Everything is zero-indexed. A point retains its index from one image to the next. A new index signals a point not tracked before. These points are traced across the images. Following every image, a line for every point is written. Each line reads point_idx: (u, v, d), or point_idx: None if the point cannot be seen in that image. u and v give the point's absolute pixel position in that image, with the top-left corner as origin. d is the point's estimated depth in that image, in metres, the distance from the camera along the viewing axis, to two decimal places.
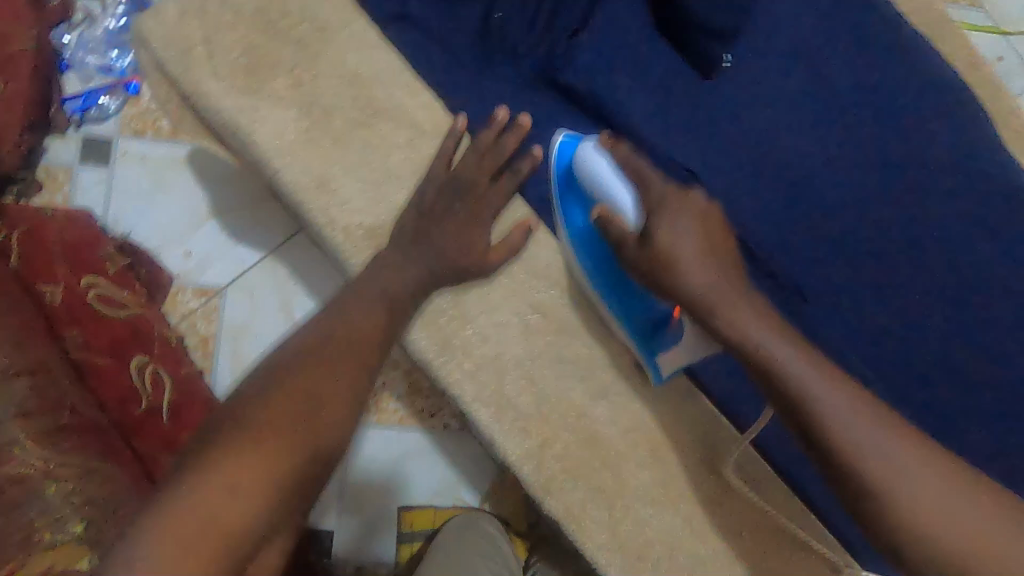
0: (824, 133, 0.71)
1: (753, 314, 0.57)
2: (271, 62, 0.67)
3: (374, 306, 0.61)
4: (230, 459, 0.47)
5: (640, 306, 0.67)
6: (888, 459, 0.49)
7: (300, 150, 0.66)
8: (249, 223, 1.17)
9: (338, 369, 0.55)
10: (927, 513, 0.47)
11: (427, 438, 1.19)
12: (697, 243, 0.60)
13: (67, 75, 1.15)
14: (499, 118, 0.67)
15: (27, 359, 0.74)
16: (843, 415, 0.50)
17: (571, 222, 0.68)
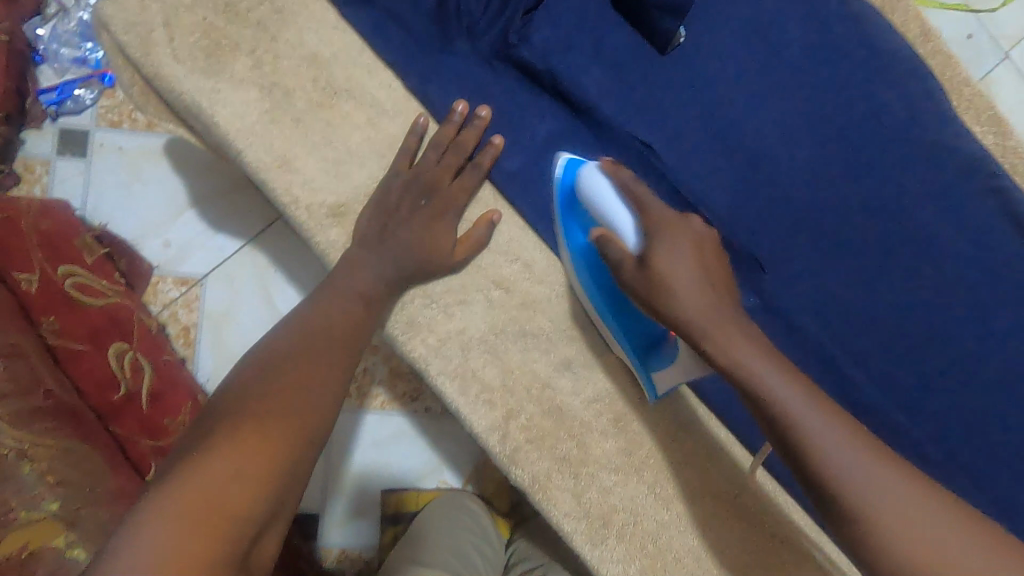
0: (780, 106, 0.72)
1: (744, 338, 0.56)
2: (232, 44, 0.67)
3: (342, 293, 0.63)
4: (227, 445, 0.49)
5: (637, 324, 0.67)
6: (874, 487, 0.50)
7: (263, 131, 0.67)
8: (227, 212, 1.18)
9: (316, 361, 0.59)
10: (915, 540, 0.48)
11: (410, 422, 1.21)
12: (687, 260, 0.60)
13: (42, 67, 1.15)
14: (461, 111, 0.68)
15: (2, 342, 0.73)
16: (816, 426, 0.52)
17: (572, 241, 0.68)
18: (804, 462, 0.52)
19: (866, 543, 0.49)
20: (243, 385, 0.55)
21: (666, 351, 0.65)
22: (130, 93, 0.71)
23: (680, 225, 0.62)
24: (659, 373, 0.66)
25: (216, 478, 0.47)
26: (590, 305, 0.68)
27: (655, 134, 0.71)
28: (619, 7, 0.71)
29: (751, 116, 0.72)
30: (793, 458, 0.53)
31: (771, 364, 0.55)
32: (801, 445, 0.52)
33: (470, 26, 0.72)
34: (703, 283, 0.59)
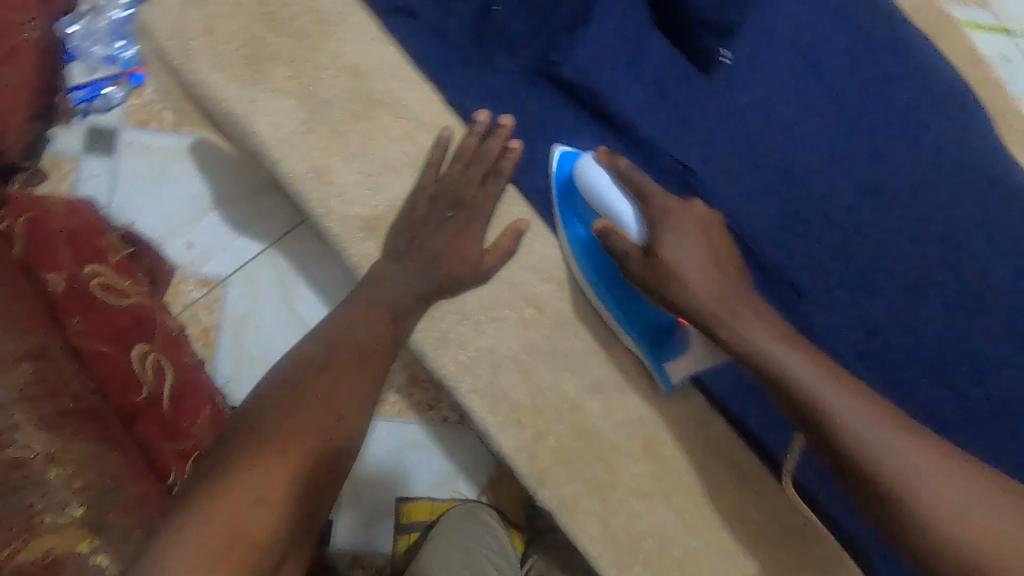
0: (822, 131, 0.71)
1: (755, 319, 0.60)
2: (273, 53, 0.67)
3: (370, 308, 0.63)
4: (262, 457, 0.50)
5: (646, 313, 0.67)
6: (881, 442, 0.53)
7: (300, 141, 0.67)
8: (251, 214, 1.18)
9: (345, 376, 0.58)
10: (915, 487, 0.52)
11: (426, 430, 1.20)
12: (692, 246, 0.62)
13: (74, 64, 1.16)
14: (482, 122, 0.66)
15: (27, 345, 0.72)
16: (842, 407, 0.55)
17: (573, 233, 0.68)
18: (834, 443, 0.55)
19: (899, 515, 0.52)
20: (268, 399, 0.55)
21: (678, 339, 0.66)
22: (168, 99, 0.71)
23: (684, 208, 0.63)
24: (673, 362, 0.66)
25: (257, 485, 0.48)
26: (597, 300, 0.68)
27: (695, 153, 0.70)
28: (660, 22, 0.71)
29: (792, 138, 0.71)
30: (808, 426, 0.56)
31: (784, 339, 0.59)
32: (831, 426, 0.54)
33: (511, 41, 0.70)
34: (708, 266, 0.62)
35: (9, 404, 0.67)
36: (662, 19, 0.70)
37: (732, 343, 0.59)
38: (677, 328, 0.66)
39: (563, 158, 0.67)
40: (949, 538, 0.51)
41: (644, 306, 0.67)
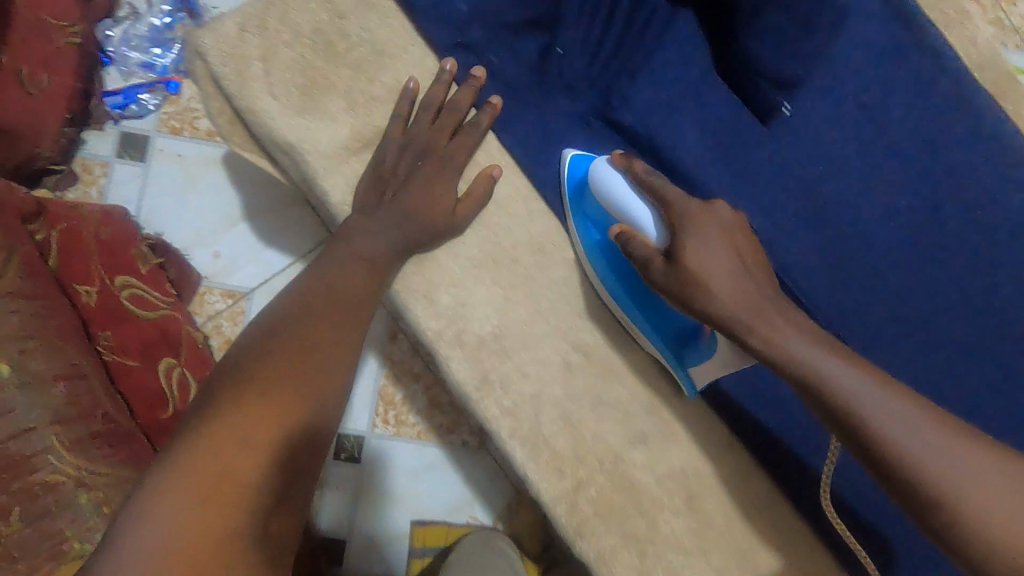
0: (880, 188, 0.70)
1: (784, 322, 0.55)
2: (329, 82, 0.66)
3: (354, 268, 0.62)
4: (242, 414, 0.51)
5: (668, 319, 0.65)
6: (933, 449, 0.49)
7: (349, 172, 0.66)
8: (279, 228, 1.17)
9: (324, 331, 0.58)
10: (975, 495, 0.47)
11: (445, 454, 1.19)
12: (718, 249, 0.58)
13: (109, 69, 1.14)
14: (449, 70, 0.65)
15: (64, 364, 0.71)
16: (876, 406, 0.50)
17: (589, 239, 0.67)
18: (869, 448, 0.50)
19: (945, 522, 0.48)
20: (247, 358, 0.55)
21: (702, 343, 0.63)
22: (215, 120, 0.70)
23: (706, 211, 0.59)
24: (698, 368, 0.64)
25: (230, 440, 0.49)
26: (618, 308, 0.66)
27: (751, 205, 0.68)
28: (723, 74, 0.69)
29: (850, 195, 0.70)
30: (853, 439, 0.51)
31: (815, 340, 0.54)
32: (865, 429, 0.50)
33: (571, 82, 0.70)
34: (735, 268, 0.57)
35: (42, 426, 0.66)
36: (726, 70, 0.68)
37: (761, 347, 0.55)
38: (701, 333, 0.63)
39: (575, 163, 0.66)
40: (1002, 543, 0.47)
41: (666, 311, 0.65)
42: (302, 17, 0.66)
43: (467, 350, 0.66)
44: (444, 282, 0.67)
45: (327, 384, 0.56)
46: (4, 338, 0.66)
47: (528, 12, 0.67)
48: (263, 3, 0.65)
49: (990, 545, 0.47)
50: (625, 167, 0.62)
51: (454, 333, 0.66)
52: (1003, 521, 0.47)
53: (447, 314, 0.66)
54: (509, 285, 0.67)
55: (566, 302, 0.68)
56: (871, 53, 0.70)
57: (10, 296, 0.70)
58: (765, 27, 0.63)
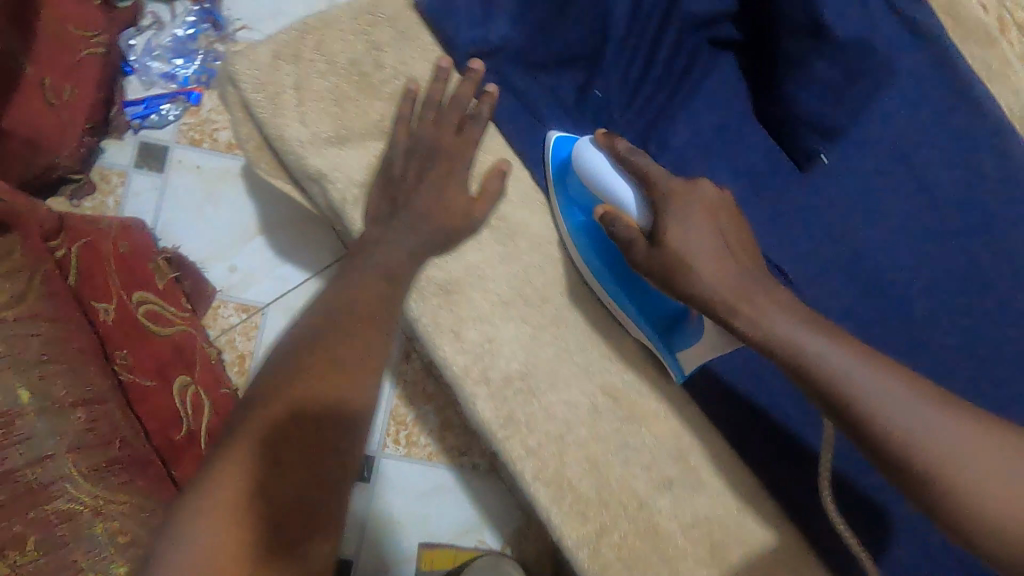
0: (921, 239, 0.68)
1: (774, 304, 0.54)
2: (363, 111, 0.65)
3: (374, 281, 0.59)
4: (275, 436, 0.49)
5: (656, 304, 0.65)
6: (927, 427, 0.47)
7: (384, 202, 0.63)
8: (297, 244, 1.16)
9: (353, 337, 0.55)
10: (972, 472, 0.46)
11: (455, 476, 1.17)
12: (701, 228, 0.57)
13: (131, 78, 1.14)
14: (447, 69, 0.63)
15: (83, 388, 0.70)
16: (874, 390, 0.49)
17: (575, 223, 0.66)
18: (870, 434, 0.49)
19: (953, 509, 0.47)
20: (269, 379, 0.53)
21: (688, 331, 0.62)
22: (243, 148, 0.68)
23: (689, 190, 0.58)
24: (685, 352, 0.63)
25: (261, 465, 0.48)
26: (604, 292, 0.67)
27: (787, 249, 0.67)
28: (761, 116, 0.69)
29: (890, 243, 0.68)
30: (845, 420, 0.50)
31: (806, 320, 0.53)
32: (863, 414, 0.49)
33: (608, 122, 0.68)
34: (719, 250, 0.57)
35: (60, 453, 0.65)
36: (766, 113, 0.69)
37: (750, 330, 0.54)
38: (687, 319, 0.63)
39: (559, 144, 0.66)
40: (1009, 525, 0.45)
41: (653, 296, 0.65)
42: (338, 46, 0.65)
43: (493, 388, 0.65)
44: (472, 317, 0.65)
45: (357, 400, 0.53)
46: (25, 363, 0.66)
47: (566, 46, 0.66)
48: (299, 30, 0.64)
49: (990, 524, 0.45)
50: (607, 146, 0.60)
51: (481, 370, 0.65)
52: (1002, 498, 0.45)
53: (474, 349, 0.65)
54: (538, 322, 0.66)
55: (594, 342, 0.68)
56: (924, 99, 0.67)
57: (33, 318, 0.69)
58: (806, 77, 0.63)
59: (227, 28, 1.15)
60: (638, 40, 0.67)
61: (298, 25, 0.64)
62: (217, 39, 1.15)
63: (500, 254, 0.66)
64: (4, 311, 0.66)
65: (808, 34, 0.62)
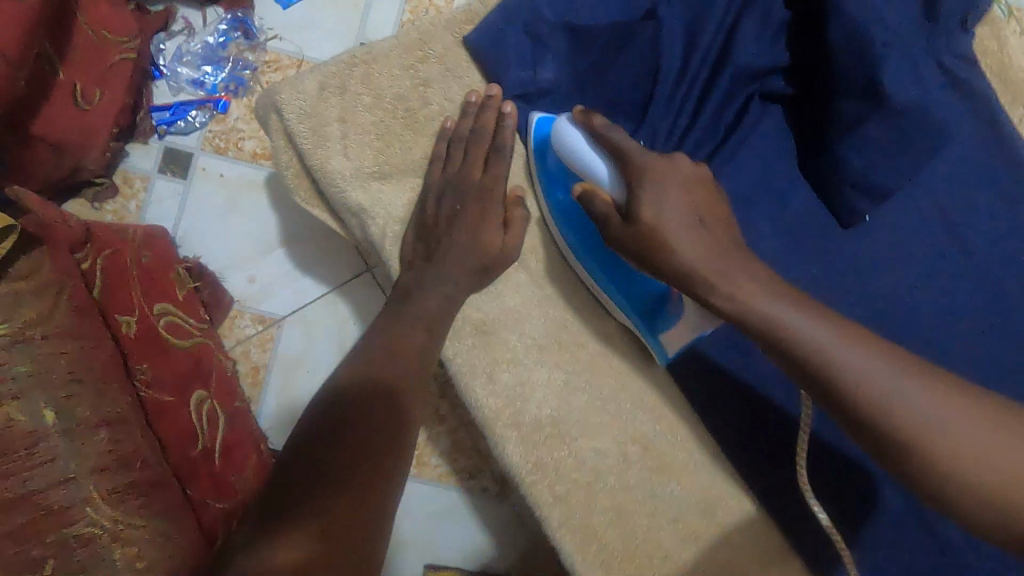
0: (954, 301, 0.70)
1: (753, 279, 0.56)
2: (407, 150, 0.67)
3: (415, 327, 0.62)
4: (338, 461, 0.53)
5: (637, 287, 0.66)
6: (884, 385, 0.52)
7: (420, 244, 0.65)
8: (318, 257, 1.15)
9: (397, 374, 0.60)
10: (923, 424, 0.51)
11: (463, 498, 1.16)
12: (678, 204, 0.59)
13: (159, 83, 1.13)
14: (472, 102, 0.65)
15: (106, 409, 0.70)
16: (844, 357, 0.53)
17: (555, 202, 0.67)
18: (841, 399, 0.53)
19: (914, 463, 0.52)
20: (329, 414, 0.57)
21: (670, 309, 0.64)
22: (281, 174, 0.67)
23: (664, 164, 0.60)
24: (666, 334, 0.65)
25: (325, 487, 0.51)
26: (583, 272, 0.68)
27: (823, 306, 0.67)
28: (803, 169, 0.69)
29: (916, 304, 0.69)
30: (811, 383, 0.54)
31: (776, 291, 0.56)
32: (836, 381, 0.53)
33: None
34: (691, 221, 0.59)
35: (82, 476, 0.64)
36: (808, 167, 0.69)
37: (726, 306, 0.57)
38: (667, 298, 0.65)
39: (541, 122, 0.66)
40: (952, 468, 0.50)
41: (633, 276, 0.67)
42: (386, 83, 0.65)
43: (523, 432, 0.65)
44: (506, 359, 0.66)
45: (405, 426, 0.58)
46: (50, 383, 0.65)
47: (615, 94, 0.66)
48: (347, 64, 0.64)
49: (935, 468, 0.51)
50: (584, 122, 0.62)
51: (512, 413, 0.65)
52: (947, 445, 0.50)
53: (506, 392, 0.65)
54: (571, 368, 0.67)
55: (628, 392, 0.67)
56: (953, 160, 0.70)
57: (59, 335, 0.68)
58: (860, 140, 0.63)
59: (259, 37, 1.14)
60: (691, 87, 0.66)
61: (347, 58, 0.64)
62: (248, 48, 1.14)
63: (538, 298, 0.68)
64: (31, 330, 0.66)
65: (863, 96, 0.62)
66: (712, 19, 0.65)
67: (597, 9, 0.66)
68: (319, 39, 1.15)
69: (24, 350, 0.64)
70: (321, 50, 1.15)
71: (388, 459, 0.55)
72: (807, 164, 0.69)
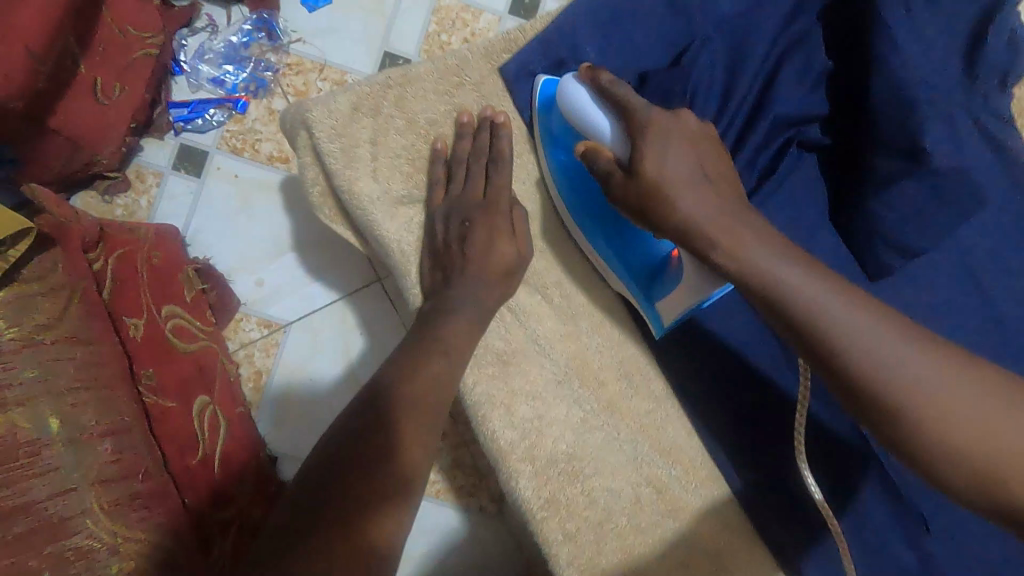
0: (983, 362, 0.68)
1: (756, 241, 0.54)
2: (438, 176, 0.68)
3: (436, 357, 0.61)
4: (335, 460, 0.54)
5: (636, 255, 0.67)
6: (885, 353, 0.48)
7: (440, 270, 0.65)
8: (329, 263, 1.12)
9: (414, 404, 0.58)
10: (925, 395, 0.47)
11: (459, 517, 1.10)
12: (711, 206, 0.56)
13: (178, 78, 1.10)
14: (467, 123, 0.68)
15: (110, 418, 0.69)
16: (841, 317, 0.50)
17: (557, 163, 0.68)
18: (835, 362, 0.50)
19: (912, 433, 0.48)
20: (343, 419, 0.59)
21: (668, 276, 0.64)
22: (308, 190, 0.67)
23: (678, 129, 0.59)
24: (662, 302, 0.65)
25: (319, 484, 0.53)
26: (583, 237, 0.69)
27: None
28: (834, 222, 0.70)
29: None
30: (810, 351, 0.51)
31: (780, 255, 0.53)
32: (832, 343, 0.50)
33: None
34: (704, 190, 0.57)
35: (83, 487, 0.63)
36: (839, 219, 0.69)
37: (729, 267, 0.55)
38: (666, 265, 0.65)
39: (547, 85, 0.67)
40: (955, 445, 0.46)
41: (633, 243, 0.67)
42: (420, 106, 0.67)
43: (538, 467, 0.64)
44: (525, 392, 0.66)
45: (404, 436, 0.57)
46: (57, 390, 0.64)
47: None
48: (383, 86, 0.66)
49: (937, 445, 0.47)
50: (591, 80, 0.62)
51: (528, 447, 0.64)
52: (949, 420, 0.47)
53: (523, 425, 0.65)
54: (589, 407, 0.67)
55: (644, 433, 0.68)
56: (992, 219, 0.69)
57: (68, 342, 0.68)
58: (896, 198, 0.63)
59: (282, 39, 1.12)
60: (728, 127, 0.67)
61: (383, 80, 0.66)
62: (270, 49, 1.11)
63: (561, 333, 0.69)
64: (40, 336, 0.65)
65: (905, 156, 0.62)
66: (752, 64, 0.66)
67: (637, 53, 0.67)
68: (342, 44, 1.13)
69: (32, 355, 0.63)
70: (345, 57, 1.13)
71: (381, 465, 0.55)
72: (840, 214, 0.69)
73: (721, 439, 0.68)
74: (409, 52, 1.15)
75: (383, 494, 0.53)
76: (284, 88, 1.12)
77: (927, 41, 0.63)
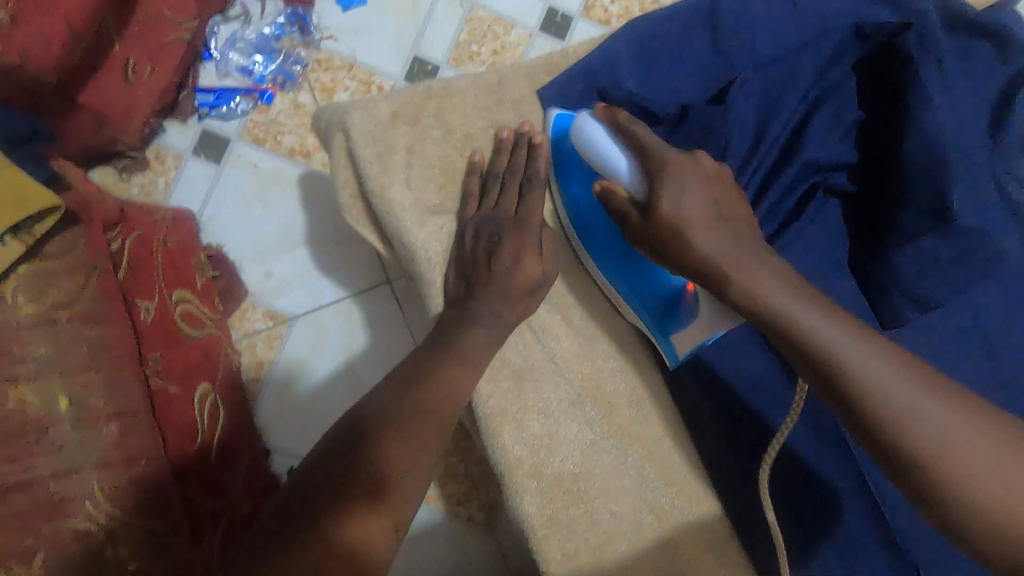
0: None
1: (766, 267, 0.57)
2: (474, 188, 0.71)
3: (456, 367, 0.61)
4: (323, 456, 0.54)
5: (649, 288, 0.69)
6: (882, 380, 0.51)
7: (462, 283, 0.67)
8: (341, 261, 1.11)
9: (428, 407, 0.58)
10: (918, 422, 0.50)
11: (447, 525, 1.05)
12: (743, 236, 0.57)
13: (207, 64, 1.09)
14: (505, 139, 0.71)
15: (119, 400, 0.68)
16: (873, 373, 0.51)
17: (572, 195, 0.72)
18: (867, 422, 0.51)
19: (923, 479, 0.50)
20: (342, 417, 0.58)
21: (683, 311, 0.67)
22: (338, 193, 0.72)
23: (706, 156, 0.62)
24: (676, 335, 0.68)
25: (307, 476, 0.52)
26: (597, 269, 0.72)
27: None
28: (854, 269, 0.73)
29: None
30: (814, 374, 0.54)
31: (790, 286, 0.57)
32: (836, 370, 0.52)
33: None
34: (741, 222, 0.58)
35: (86, 468, 0.63)
36: (858, 267, 0.72)
37: (737, 290, 0.58)
38: (682, 296, 0.68)
39: (560, 118, 0.71)
40: (945, 469, 0.49)
41: (645, 277, 0.70)
42: (458, 119, 0.72)
43: (542, 486, 0.65)
44: (538, 408, 0.67)
45: (401, 445, 0.56)
46: (70, 369, 0.64)
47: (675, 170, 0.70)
48: (422, 96, 0.71)
49: (929, 469, 0.50)
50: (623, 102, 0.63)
51: (535, 462, 0.65)
52: (939, 446, 0.49)
53: (533, 442, 0.66)
54: (600, 429, 0.69)
55: (653, 461, 0.69)
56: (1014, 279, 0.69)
57: (83, 321, 0.68)
58: (916, 250, 0.67)
59: (314, 35, 1.12)
60: (759, 163, 0.70)
61: (422, 91, 0.71)
62: (302, 43, 1.12)
63: (578, 353, 0.71)
64: (57, 313, 0.66)
65: (933, 213, 0.65)
66: (785, 108, 0.69)
67: (674, 88, 0.70)
68: (372, 45, 1.14)
69: (48, 332, 0.64)
70: (374, 59, 1.14)
71: (375, 453, 0.54)
72: (860, 265, 0.72)
73: (710, 445, 0.70)
74: (437, 59, 1.16)
75: (361, 477, 0.53)
76: (312, 84, 1.12)
77: (945, 104, 0.66)
